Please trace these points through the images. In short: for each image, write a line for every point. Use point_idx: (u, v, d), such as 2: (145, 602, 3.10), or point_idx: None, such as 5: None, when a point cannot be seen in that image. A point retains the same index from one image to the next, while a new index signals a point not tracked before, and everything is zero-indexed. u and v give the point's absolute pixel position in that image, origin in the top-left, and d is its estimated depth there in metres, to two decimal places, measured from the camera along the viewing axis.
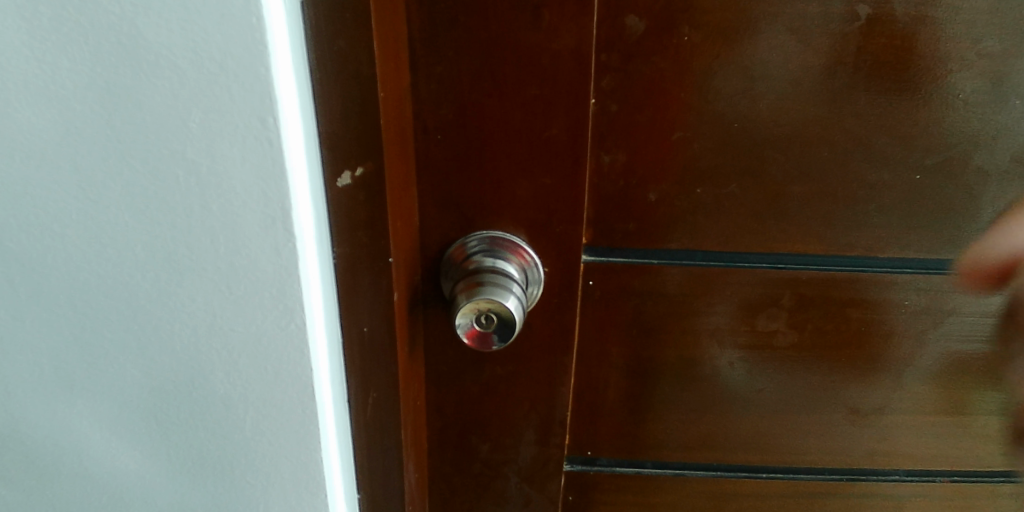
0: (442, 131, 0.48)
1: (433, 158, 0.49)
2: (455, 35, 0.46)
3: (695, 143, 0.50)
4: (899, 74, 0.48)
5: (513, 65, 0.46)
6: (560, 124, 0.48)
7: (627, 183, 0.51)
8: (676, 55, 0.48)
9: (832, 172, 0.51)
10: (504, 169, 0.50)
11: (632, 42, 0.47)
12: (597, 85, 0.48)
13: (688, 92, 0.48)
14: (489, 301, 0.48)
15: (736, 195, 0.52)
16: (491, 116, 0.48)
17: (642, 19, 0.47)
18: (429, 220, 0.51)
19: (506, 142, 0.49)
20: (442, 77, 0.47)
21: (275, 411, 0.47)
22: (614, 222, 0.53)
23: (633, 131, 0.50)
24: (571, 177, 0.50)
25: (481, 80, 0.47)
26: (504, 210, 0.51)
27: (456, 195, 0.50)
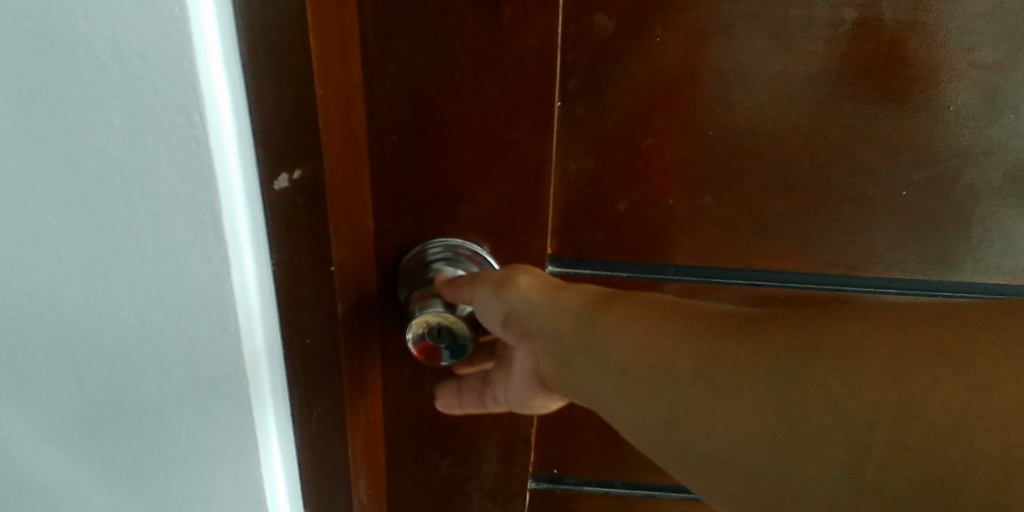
0: (397, 131, 0.45)
1: (389, 159, 0.46)
2: (412, 29, 0.43)
3: (668, 150, 0.47)
4: (887, 83, 0.45)
5: (473, 63, 0.43)
6: (522, 127, 0.45)
7: (595, 191, 0.48)
8: (648, 56, 0.44)
9: (812, 186, 0.48)
10: (465, 173, 0.47)
11: (602, 41, 0.44)
12: (564, 86, 0.45)
13: (661, 95, 0.45)
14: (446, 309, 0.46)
15: (711, 207, 0.49)
16: (451, 117, 0.45)
17: (611, 17, 0.43)
18: (386, 224, 0.48)
19: (467, 145, 0.46)
20: (398, 74, 0.44)
21: (211, 424, 0.45)
22: (582, 232, 0.50)
23: (602, 136, 0.47)
24: (534, 184, 0.47)
25: (440, 78, 0.44)
26: (464, 214, 0.48)
27: (414, 199, 0.48)
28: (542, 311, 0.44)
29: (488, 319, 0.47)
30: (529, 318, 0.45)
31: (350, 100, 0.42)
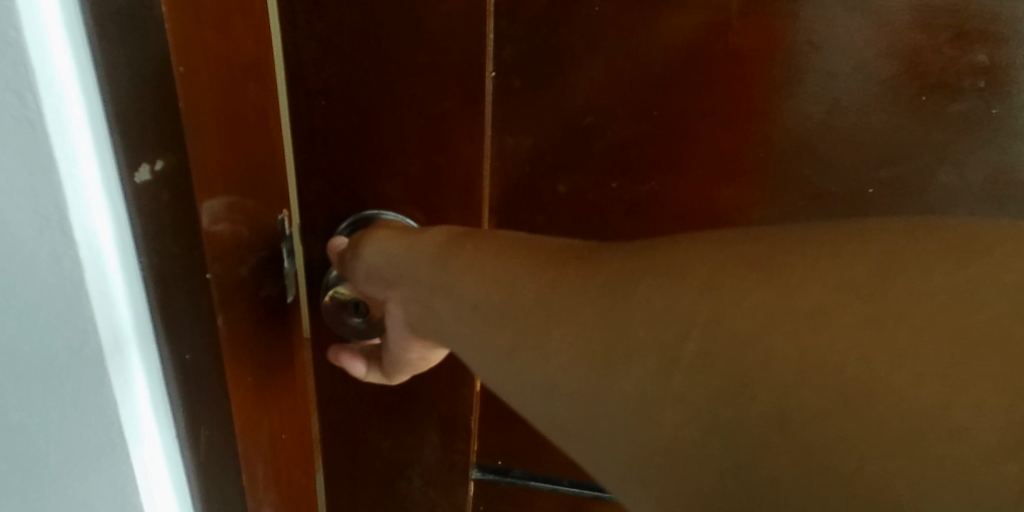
0: (325, 96, 0.43)
1: (317, 126, 0.44)
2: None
3: (610, 129, 0.44)
4: (852, 69, 0.40)
5: (398, 26, 0.41)
6: (452, 98, 0.43)
7: (534, 170, 0.46)
8: (588, 27, 0.41)
9: (768, 177, 0.44)
10: (394, 145, 0.45)
11: (538, 8, 0.41)
12: (498, 56, 0.42)
13: (602, 70, 0.42)
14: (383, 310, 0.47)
15: (658, 195, 0.46)
16: (376, 84, 0.43)
17: None
18: (316, 193, 0.47)
19: (395, 113, 0.44)
20: (322, 32, 0.42)
21: (64, 450, 0.37)
22: (522, 214, 0.47)
23: (540, 111, 0.44)
24: (467, 159, 0.45)
25: (364, 40, 0.42)
26: (396, 188, 0.46)
27: (343, 168, 0.46)
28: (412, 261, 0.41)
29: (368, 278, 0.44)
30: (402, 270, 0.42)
31: (241, 79, 0.37)
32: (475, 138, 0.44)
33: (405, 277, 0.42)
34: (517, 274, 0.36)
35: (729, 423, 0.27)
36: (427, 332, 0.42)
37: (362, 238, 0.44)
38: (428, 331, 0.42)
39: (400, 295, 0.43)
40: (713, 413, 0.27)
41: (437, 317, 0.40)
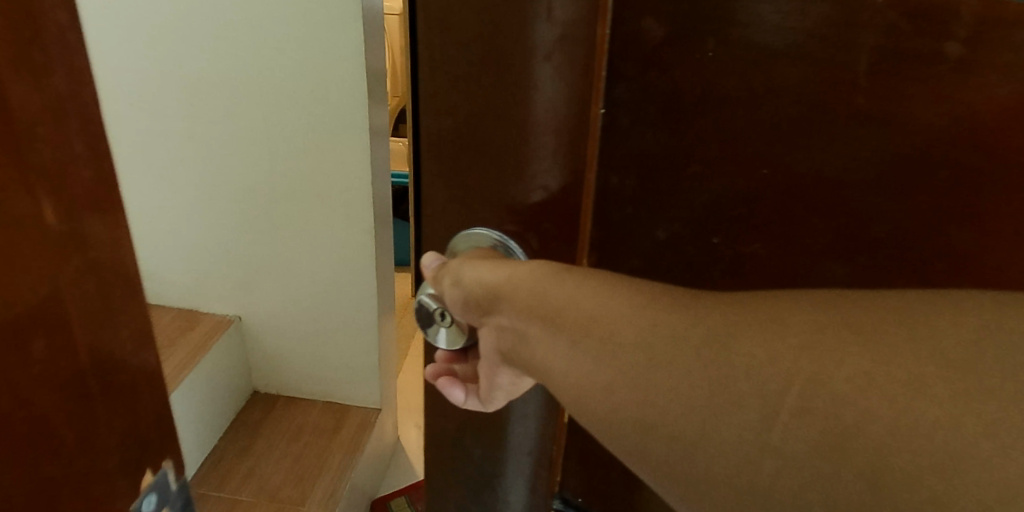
0: (450, 117, 0.43)
1: (444, 145, 0.45)
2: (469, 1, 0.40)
3: (714, 182, 0.41)
4: (1007, 148, 0.33)
5: (521, 53, 0.40)
6: (558, 130, 0.42)
7: (634, 211, 0.45)
8: (698, 73, 0.39)
9: (890, 258, 0.38)
10: (513, 166, 0.44)
11: (651, 49, 0.40)
12: (608, 94, 0.42)
13: (713, 116, 0.40)
14: (469, 330, 0.48)
15: (761, 256, 0.42)
16: (502, 103, 0.42)
17: (661, 23, 0.39)
18: (439, 208, 0.48)
19: (513, 132, 0.43)
20: (453, 48, 0.41)
21: None
22: (620, 253, 0.47)
23: (646, 152, 0.43)
24: (570, 191, 0.44)
25: (491, 56, 0.41)
26: (510, 212, 0.46)
27: (465, 188, 0.46)
28: (518, 282, 0.39)
29: (473, 297, 0.42)
30: (506, 295, 0.39)
31: None
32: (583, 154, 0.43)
33: (503, 301, 0.39)
34: (603, 317, 0.33)
35: (823, 484, 0.25)
36: (522, 359, 0.39)
37: (453, 267, 0.44)
38: (522, 359, 0.39)
39: (496, 322, 0.40)
40: (803, 473, 0.25)
41: (532, 349, 0.37)
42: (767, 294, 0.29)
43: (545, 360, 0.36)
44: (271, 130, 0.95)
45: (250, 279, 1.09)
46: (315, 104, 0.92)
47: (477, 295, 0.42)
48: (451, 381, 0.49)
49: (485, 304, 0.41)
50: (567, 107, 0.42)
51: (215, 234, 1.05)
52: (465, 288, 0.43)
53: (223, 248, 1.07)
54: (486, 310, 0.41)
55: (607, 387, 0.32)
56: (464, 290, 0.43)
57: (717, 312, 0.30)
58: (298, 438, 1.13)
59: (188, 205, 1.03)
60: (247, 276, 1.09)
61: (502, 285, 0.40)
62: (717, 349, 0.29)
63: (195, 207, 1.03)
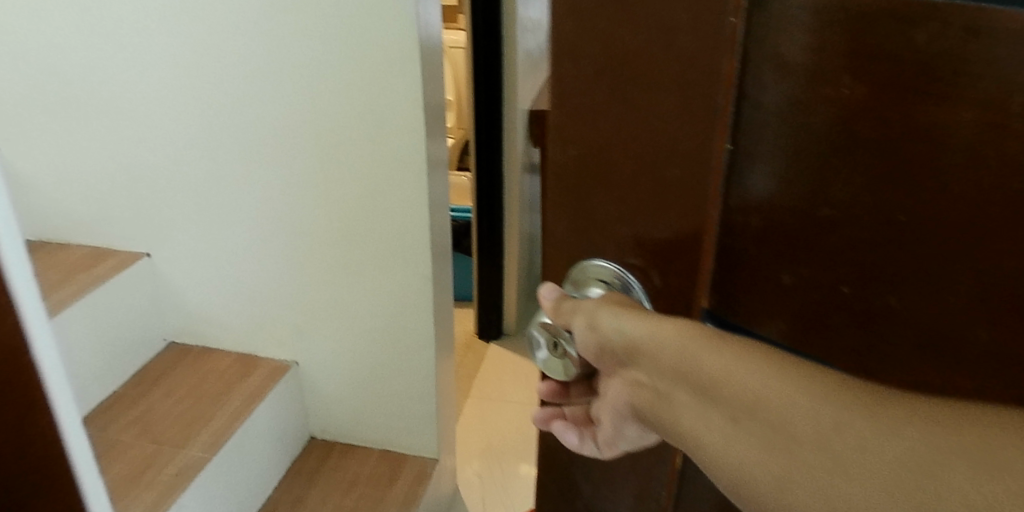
0: (575, 144, 0.36)
1: (568, 176, 0.37)
2: (600, 16, 0.33)
3: (842, 232, 0.31)
4: None
5: (651, 67, 0.33)
6: (687, 162, 0.34)
7: (761, 254, 0.34)
8: (826, 102, 0.30)
9: None
10: (641, 201, 0.36)
11: (785, 72, 0.31)
12: (726, 119, 0.32)
13: (845, 150, 0.30)
14: (579, 367, 0.39)
15: (901, 319, 0.30)
16: (631, 131, 0.34)
17: (796, 47, 0.30)
18: (556, 235, 0.40)
19: (642, 163, 0.35)
20: (582, 72, 0.34)
21: None
22: (745, 297, 0.36)
23: (776, 197, 0.33)
24: (695, 233, 0.35)
25: (624, 79, 0.34)
26: (634, 246, 0.37)
27: (586, 222, 0.38)
28: (665, 339, 0.32)
29: (600, 345, 0.36)
30: (646, 350, 0.33)
31: None
32: (705, 196, 0.34)
33: (646, 359, 0.33)
34: (778, 405, 0.28)
35: None
36: (661, 424, 0.32)
37: (573, 305, 0.38)
38: (661, 423, 0.32)
39: (631, 376, 0.34)
40: None
41: (679, 414, 0.31)
42: (954, 407, 0.25)
43: (698, 435, 0.30)
44: (332, 169, 0.94)
45: (307, 323, 1.07)
46: (377, 137, 0.91)
47: (604, 343, 0.35)
48: (566, 427, 0.42)
49: (617, 356, 0.35)
50: (699, 134, 0.33)
51: (273, 276, 1.04)
52: (590, 332, 0.36)
53: (283, 293, 1.05)
54: (619, 362, 0.35)
55: (774, 480, 0.27)
56: (588, 334, 0.36)
57: (914, 421, 0.25)
58: (351, 490, 1.08)
59: (248, 246, 1.02)
60: (307, 320, 1.07)
61: (640, 336, 0.33)
62: (919, 474, 0.24)
63: (257, 252, 1.02)
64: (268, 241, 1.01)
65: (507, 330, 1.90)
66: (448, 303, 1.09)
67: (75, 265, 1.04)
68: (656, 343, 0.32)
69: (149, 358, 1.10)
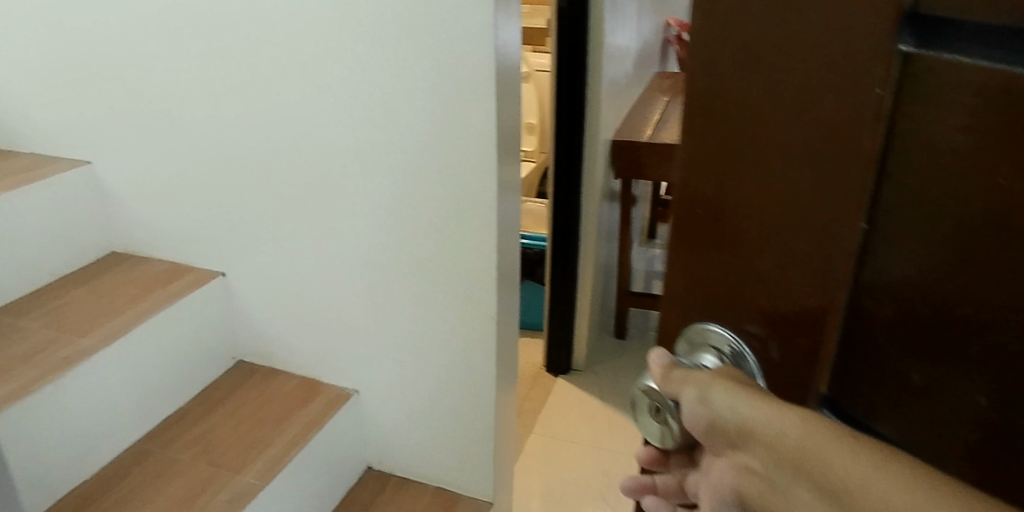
0: (702, 203, 0.34)
1: (688, 237, 0.35)
2: (737, 76, 0.31)
3: (987, 337, 0.26)
4: None
5: (799, 128, 0.30)
6: (826, 235, 0.30)
7: (889, 347, 0.30)
8: (979, 187, 0.26)
9: None
10: (768, 272, 0.32)
11: (931, 146, 0.27)
12: (872, 196, 0.29)
13: (1000, 245, 0.25)
14: (681, 440, 0.34)
15: None
16: (762, 197, 0.32)
17: (947, 114, 0.26)
18: (671, 294, 0.37)
19: (772, 231, 0.32)
20: (713, 132, 0.32)
21: None
22: (862, 392, 0.31)
23: (911, 283, 0.29)
24: (828, 314, 0.32)
25: (760, 142, 0.31)
26: (756, 317, 0.34)
27: (703, 288, 0.35)
28: (788, 427, 0.27)
29: (707, 422, 0.31)
30: (762, 435, 0.28)
31: None
32: (835, 274, 0.31)
33: (761, 444, 0.28)
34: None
35: None
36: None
37: (684, 374, 0.34)
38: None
39: (741, 461, 0.30)
40: None
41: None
42: None
43: None
44: (406, 199, 0.92)
45: (370, 353, 1.05)
46: (451, 172, 0.89)
47: (713, 422, 0.31)
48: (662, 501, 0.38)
49: (726, 439, 0.30)
50: (835, 209, 0.30)
51: (342, 303, 1.03)
52: (697, 407, 0.32)
53: (352, 321, 1.03)
54: (727, 445, 0.31)
55: None
56: (694, 409, 0.32)
57: None
58: None
59: (320, 270, 1.01)
60: (372, 349, 1.05)
61: (758, 420, 0.29)
62: None
63: (330, 278, 1.01)
64: (340, 266, 1.00)
65: (577, 366, 1.83)
66: (512, 339, 1.05)
67: (152, 280, 1.05)
68: (777, 430, 0.28)
69: (217, 375, 1.10)
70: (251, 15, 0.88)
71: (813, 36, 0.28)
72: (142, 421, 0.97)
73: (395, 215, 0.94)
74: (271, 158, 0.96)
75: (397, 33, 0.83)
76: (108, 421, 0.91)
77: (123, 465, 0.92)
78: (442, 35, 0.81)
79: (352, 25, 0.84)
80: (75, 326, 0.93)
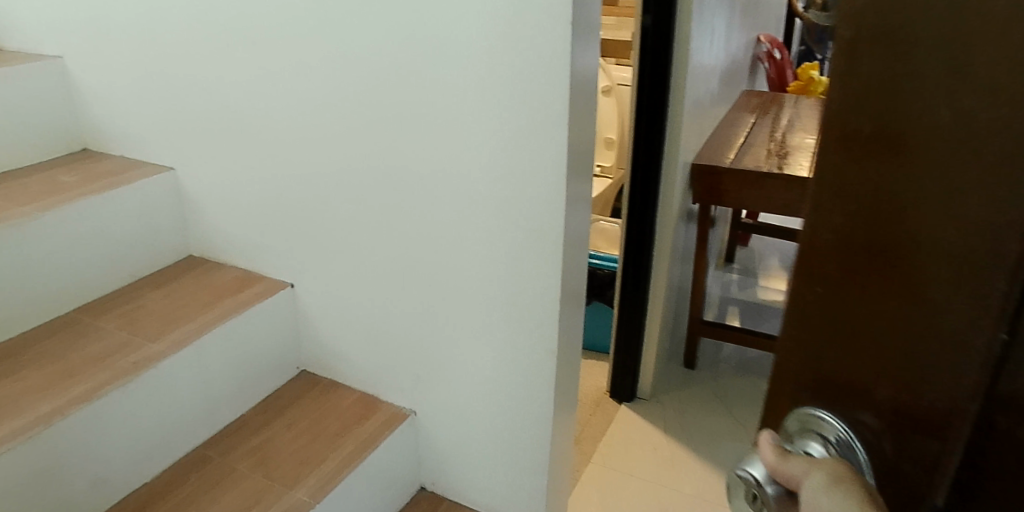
0: (826, 280, 0.32)
1: (804, 312, 0.34)
2: (877, 162, 0.29)
3: None
4: None
5: (938, 222, 0.28)
6: (957, 338, 0.28)
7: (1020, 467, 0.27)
8: None
9: None
10: (886, 367, 0.31)
11: None
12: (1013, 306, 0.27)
13: None
14: None
15: None
16: (886, 288, 0.30)
17: None
18: (782, 364, 0.36)
19: (894, 328, 0.30)
20: (840, 216, 0.31)
21: None
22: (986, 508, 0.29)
23: None
24: (953, 419, 0.29)
25: (890, 237, 0.30)
26: (872, 405, 0.32)
27: (817, 365, 0.34)
28: None
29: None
30: None
31: None
32: (964, 379, 0.29)
33: None
34: None
35: None
36: None
37: (802, 467, 0.34)
38: None
39: None
40: None
41: None
42: None
43: None
44: (474, 222, 0.90)
45: (429, 375, 1.04)
46: (519, 199, 0.86)
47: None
48: None
49: None
50: (969, 317, 0.28)
51: (404, 322, 1.02)
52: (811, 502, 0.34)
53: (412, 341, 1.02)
54: None
55: None
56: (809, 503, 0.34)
57: None
58: None
59: (384, 288, 1.01)
60: (431, 369, 1.03)
61: None
62: None
63: (393, 297, 1.01)
64: (405, 285, 0.99)
65: (643, 394, 1.77)
66: (572, 372, 1.01)
67: (223, 286, 1.07)
68: None
69: (280, 384, 1.11)
70: (330, 32, 0.88)
71: (965, 129, 0.26)
72: (204, 427, 0.98)
73: (462, 239, 0.92)
74: (342, 175, 0.96)
75: (473, 56, 0.81)
76: (171, 426, 0.92)
77: (183, 470, 0.93)
78: (518, 60, 0.79)
79: (428, 46, 0.83)
80: (147, 330, 0.95)
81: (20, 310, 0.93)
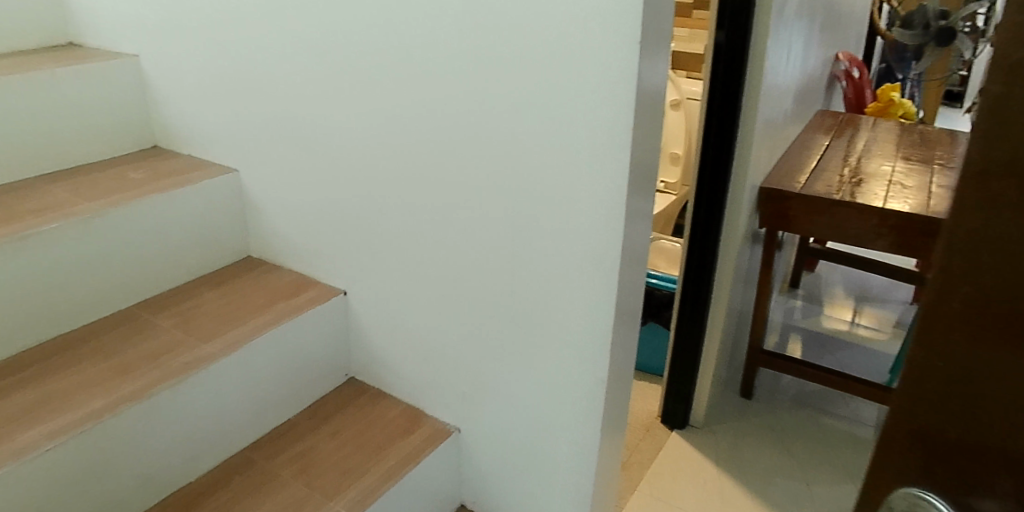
0: (944, 357, 0.36)
1: (925, 379, 0.37)
2: (1004, 254, 0.33)
3: None
4: None
5: None
6: None
7: None
8: None
9: None
10: (1007, 431, 0.34)
11: None
12: None
13: None
14: None
15: None
16: (1005, 372, 0.34)
17: None
18: (892, 435, 0.40)
19: (1020, 395, 0.34)
20: (968, 289, 0.35)
21: None
22: None
23: None
24: None
25: (1018, 310, 0.33)
26: (987, 480, 0.36)
27: (929, 438, 0.38)
28: None
29: None
30: None
31: None
32: None
33: None
34: None
35: None
36: None
37: None
38: None
39: None
40: None
41: None
42: None
43: None
44: (531, 242, 0.88)
45: (476, 393, 1.02)
46: (578, 221, 0.84)
47: None
48: None
49: None
50: None
51: (453, 338, 1.00)
52: None
53: (461, 357, 1.01)
54: None
55: None
56: None
57: None
58: None
59: (436, 301, 0.99)
60: (479, 387, 1.01)
61: None
62: None
63: (444, 312, 0.99)
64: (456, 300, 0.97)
65: (695, 422, 1.71)
66: (621, 400, 0.98)
67: (279, 290, 1.07)
68: None
69: (328, 391, 1.11)
70: (396, 43, 0.87)
71: None
72: (251, 430, 0.98)
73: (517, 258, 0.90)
74: (400, 186, 0.95)
75: (538, 72, 0.79)
76: (219, 427, 0.93)
77: (227, 472, 0.94)
78: (582, 77, 0.77)
79: (492, 60, 0.81)
80: (201, 330, 0.96)
81: (82, 303, 0.95)
